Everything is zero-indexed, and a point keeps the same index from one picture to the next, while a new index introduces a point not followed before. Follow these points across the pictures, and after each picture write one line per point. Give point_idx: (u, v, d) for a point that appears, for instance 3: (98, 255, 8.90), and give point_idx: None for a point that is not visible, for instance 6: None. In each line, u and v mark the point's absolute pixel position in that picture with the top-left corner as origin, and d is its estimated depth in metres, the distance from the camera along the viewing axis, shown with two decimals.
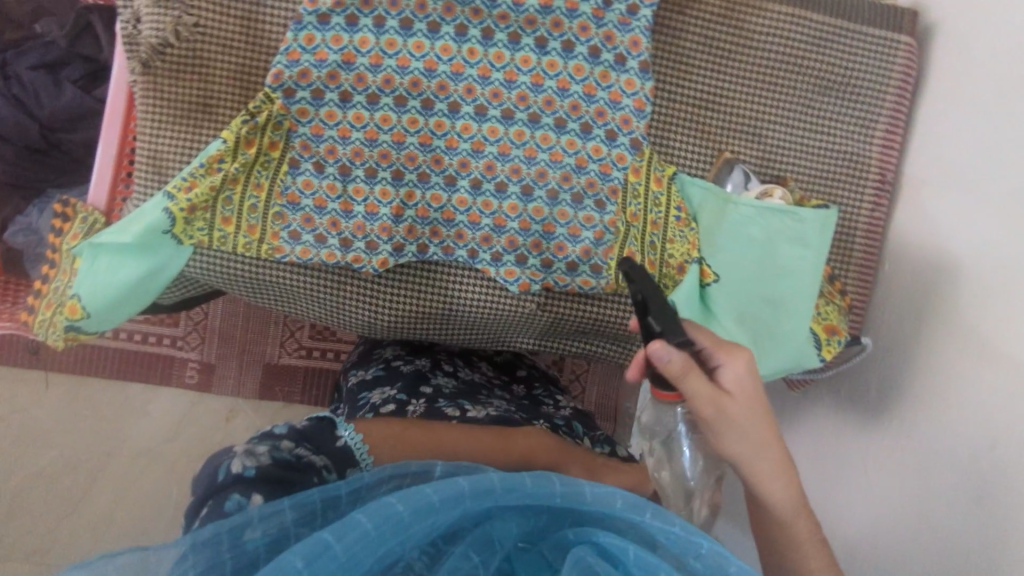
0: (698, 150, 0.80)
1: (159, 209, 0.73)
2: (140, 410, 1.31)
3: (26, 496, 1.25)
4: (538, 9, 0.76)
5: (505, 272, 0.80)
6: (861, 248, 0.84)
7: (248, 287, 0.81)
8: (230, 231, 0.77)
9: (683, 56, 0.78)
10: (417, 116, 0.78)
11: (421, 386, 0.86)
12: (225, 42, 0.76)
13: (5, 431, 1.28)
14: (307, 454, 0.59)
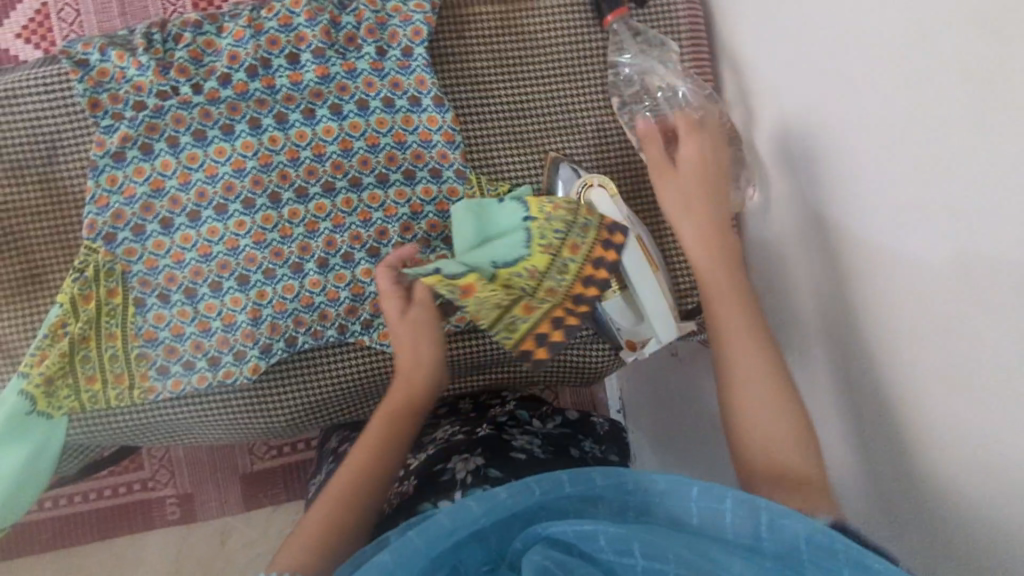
0: (523, 160, 0.80)
1: (15, 393, 0.72)
2: (133, 562, 1.25)
3: None
4: (318, 80, 0.76)
5: (380, 335, 0.79)
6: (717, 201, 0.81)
7: (138, 432, 0.80)
8: (97, 388, 0.76)
9: (476, 77, 0.79)
10: (242, 218, 0.77)
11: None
12: (33, 212, 0.75)
13: None
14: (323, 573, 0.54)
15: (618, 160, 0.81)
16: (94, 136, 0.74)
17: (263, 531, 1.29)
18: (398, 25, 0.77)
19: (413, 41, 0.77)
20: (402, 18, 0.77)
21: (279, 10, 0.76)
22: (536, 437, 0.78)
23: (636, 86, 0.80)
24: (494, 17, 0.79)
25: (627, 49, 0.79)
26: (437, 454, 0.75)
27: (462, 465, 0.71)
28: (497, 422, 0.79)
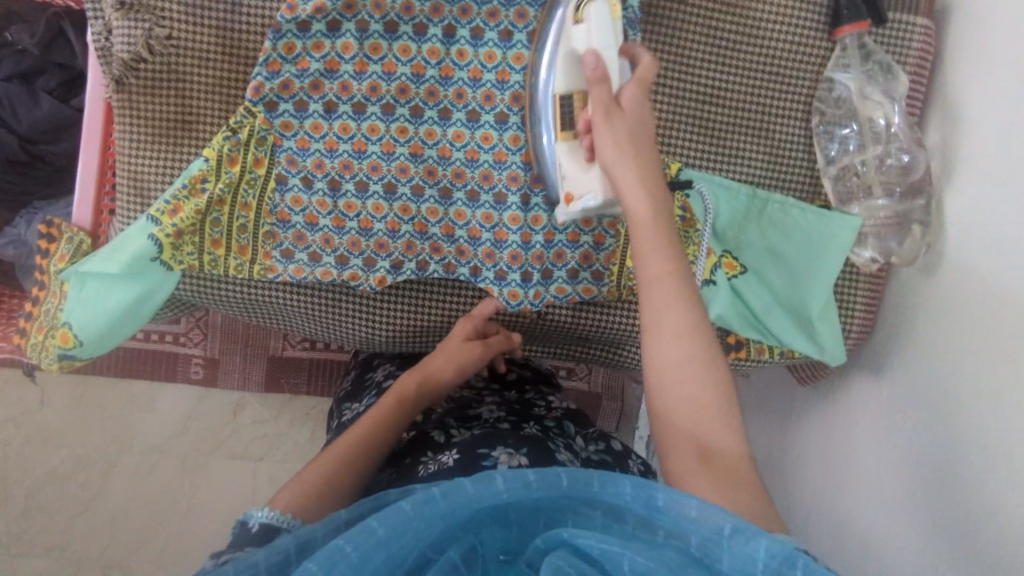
0: (701, 147, 0.77)
1: (145, 235, 0.71)
2: (146, 407, 1.25)
3: (39, 496, 1.22)
4: (530, 3, 0.72)
5: (510, 293, 0.76)
6: (877, 257, 0.77)
7: (244, 310, 0.80)
8: (220, 253, 0.74)
9: (683, 49, 0.75)
10: (406, 125, 0.74)
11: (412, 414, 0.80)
12: (200, 55, 0.71)
13: (15, 433, 1.23)
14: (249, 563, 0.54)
15: (796, 175, 0.77)
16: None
17: (276, 414, 1.28)
18: None
19: None
20: None
21: None
22: (576, 458, 0.75)
23: (845, 109, 0.75)
24: None
25: (850, 67, 0.74)
26: (483, 436, 0.71)
27: (506, 459, 0.68)
28: (544, 428, 0.77)
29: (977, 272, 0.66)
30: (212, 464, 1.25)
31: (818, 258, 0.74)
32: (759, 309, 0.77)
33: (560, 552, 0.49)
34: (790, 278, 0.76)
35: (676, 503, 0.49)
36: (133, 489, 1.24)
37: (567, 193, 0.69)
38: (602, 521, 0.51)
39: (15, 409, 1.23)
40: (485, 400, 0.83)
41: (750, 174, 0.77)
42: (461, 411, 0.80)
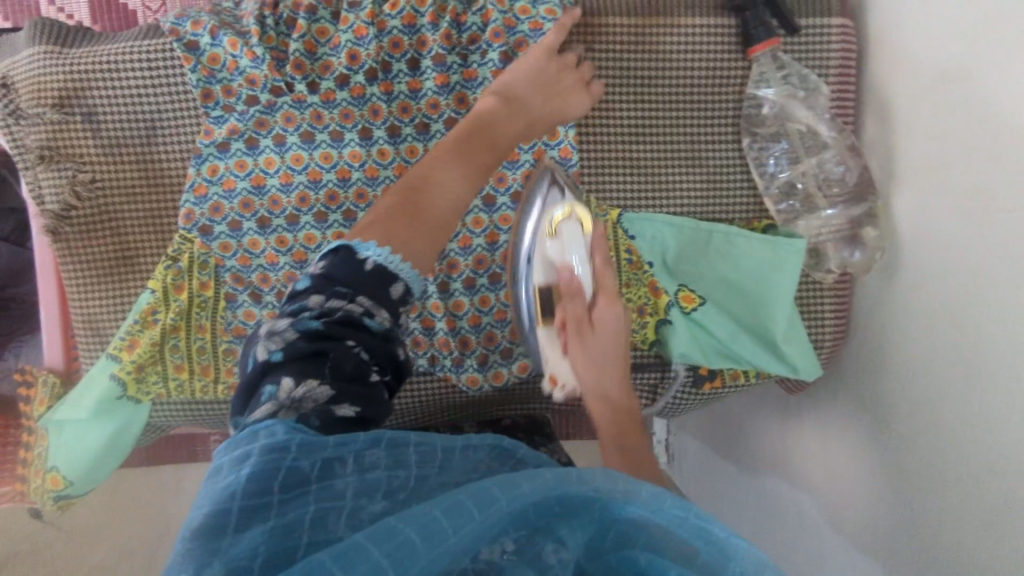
0: (637, 186, 0.76)
1: (108, 375, 0.73)
2: None
3: None
4: (437, 90, 0.73)
5: (469, 378, 0.77)
6: (839, 266, 0.74)
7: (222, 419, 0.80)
8: (184, 377, 0.75)
9: (598, 94, 0.73)
10: (341, 230, 0.74)
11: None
12: (128, 191, 0.73)
13: None
14: (339, 304, 0.44)
15: (738, 201, 0.75)
16: (201, 124, 0.72)
17: None
18: (527, 33, 0.72)
19: None
20: (533, 24, 0.72)
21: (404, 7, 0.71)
22: None
23: (773, 127, 0.73)
24: (628, 31, 0.71)
25: (770, 82, 0.72)
26: None
27: None
28: None
29: (933, 278, 0.64)
30: None
31: (768, 278, 0.73)
32: (719, 338, 0.77)
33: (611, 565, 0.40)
34: (749, 304, 0.75)
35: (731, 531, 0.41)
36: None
37: (552, 376, 0.69)
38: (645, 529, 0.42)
39: None
40: None
41: (691, 206, 0.76)
42: None
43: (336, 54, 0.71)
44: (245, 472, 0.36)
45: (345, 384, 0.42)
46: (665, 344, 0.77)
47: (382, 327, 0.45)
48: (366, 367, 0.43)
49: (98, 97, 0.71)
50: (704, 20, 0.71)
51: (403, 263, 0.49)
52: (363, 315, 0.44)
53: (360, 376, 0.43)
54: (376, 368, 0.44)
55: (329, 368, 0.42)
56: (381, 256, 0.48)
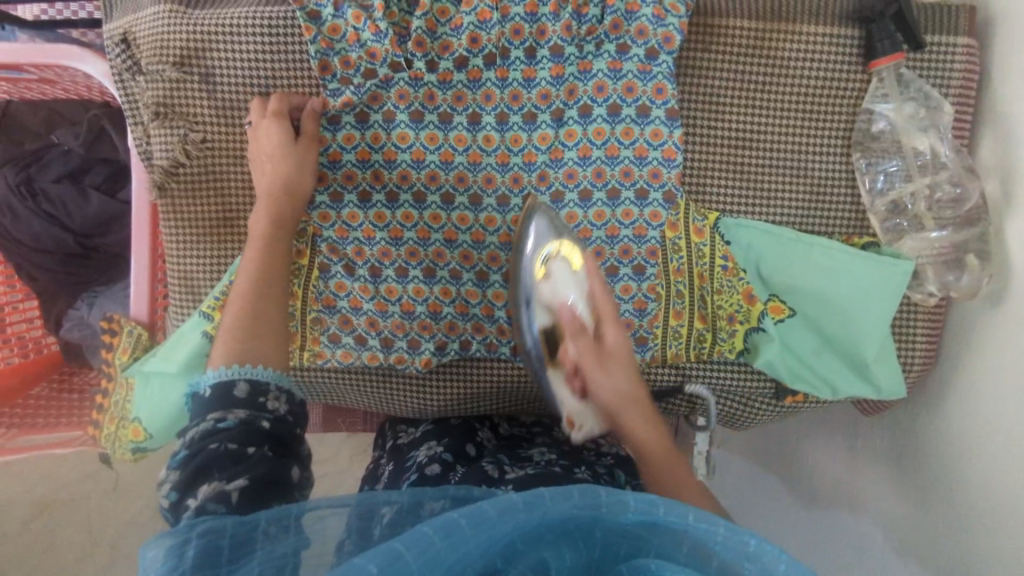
0: (738, 191, 0.75)
1: (200, 332, 0.74)
2: None
3: (120, 545, 1.29)
4: (551, 80, 0.73)
5: None
6: (938, 288, 0.73)
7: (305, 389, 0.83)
8: None
9: (711, 96, 0.73)
10: (439, 211, 0.76)
11: (466, 448, 0.78)
12: (235, 153, 0.73)
13: (95, 487, 1.31)
14: (210, 425, 0.53)
15: (839, 215, 0.75)
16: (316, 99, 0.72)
17: (338, 450, 1.32)
18: (648, 20, 0.71)
19: (662, 46, 0.71)
20: (655, 14, 0.71)
21: None
22: None
23: (887, 143, 0.72)
24: (750, 34, 0.71)
25: (888, 97, 0.71)
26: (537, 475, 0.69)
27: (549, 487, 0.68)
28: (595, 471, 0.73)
29: None
30: None
31: (874, 299, 0.72)
32: (805, 354, 0.77)
33: None
34: (839, 320, 0.74)
35: (765, 551, 0.45)
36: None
37: (570, 418, 0.70)
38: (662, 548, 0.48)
39: (93, 464, 1.32)
40: (535, 442, 0.81)
41: (792, 217, 0.75)
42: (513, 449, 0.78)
43: (457, 35, 0.71)
44: (187, 555, 0.45)
45: (230, 471, 0.51)
46: (752, 352, 0.78)
47: (251, 405, 0.55)
48: (258, 430, 0.54)
49: (217, 59, 0.72)
50: (827, 30, 0.70)
51: (242, 369, 0.56)
52: (216, 423, 0.53)
53: (237, 456, 0.52)
54: (267, 421, 0.55)
55: (214, 472, 0.51)
56: (214, 377, 0.56)
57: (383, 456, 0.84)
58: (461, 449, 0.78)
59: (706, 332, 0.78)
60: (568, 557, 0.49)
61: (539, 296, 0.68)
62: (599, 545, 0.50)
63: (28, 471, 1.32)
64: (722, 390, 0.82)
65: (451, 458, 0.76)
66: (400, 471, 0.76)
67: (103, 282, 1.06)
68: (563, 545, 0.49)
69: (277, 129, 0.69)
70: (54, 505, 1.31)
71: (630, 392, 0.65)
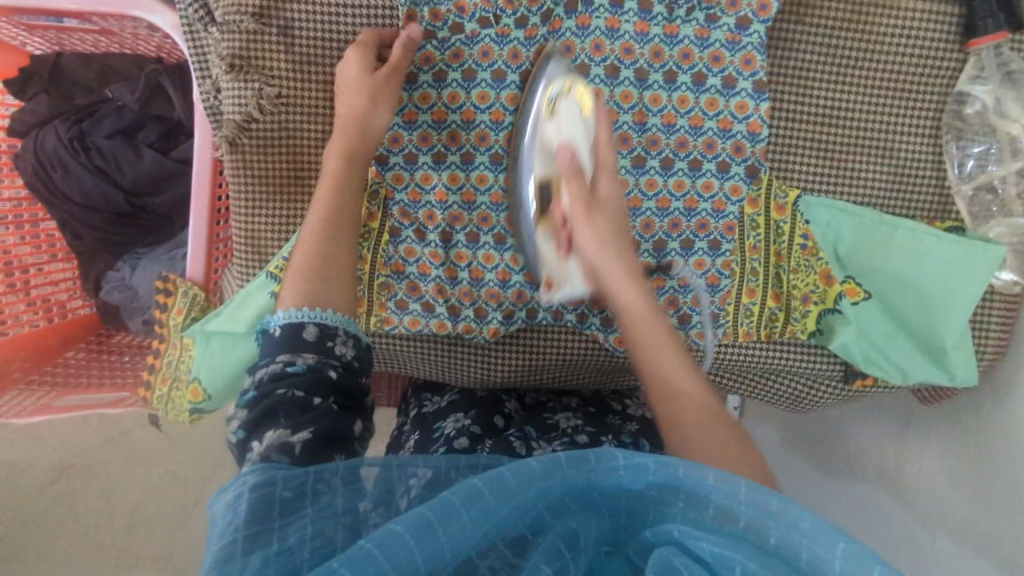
0: (821, 170, 0.74)
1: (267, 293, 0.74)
2: None
3: (142, 509, 1.29)
4: (635, 36, 0.71)
5: (616, 339, 0.79)
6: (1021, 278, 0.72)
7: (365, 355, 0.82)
8: None
9: (800, 70, 0.71)
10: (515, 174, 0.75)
11: (494, 421, 0.79)
12: (310, 109, 0.72)
13: (116, 452, 1.31)
14: (277, 367, 0.51)
15: (922, 197, 0.73)
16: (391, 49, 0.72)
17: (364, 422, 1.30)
18: None
19: (756, 15, 0.69)
20: None
21: None
22: None
23: (980, 124, 0.70)
24: (846, 8, 0.70)
25: (989, 79, 0.69)
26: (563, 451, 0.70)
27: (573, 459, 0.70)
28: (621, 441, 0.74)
29: None
30: None
31: (954, 278, 0.72)
32: (878, 337, 0.76)
33: (664, 547, 0.46)
34: (921, 303, 0.74)
35: (785, 509, 0.44)
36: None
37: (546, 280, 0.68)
38: (683, 513, 0.47)
39: (116, 428, 1.32)
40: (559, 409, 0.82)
41: (875, 198, 0.74)
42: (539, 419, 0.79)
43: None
44: (241, 511, 0.44)
45: (296, 420, 0.49)
46: (827, 334, 0.77)
47: (320, 351, 0.53)
48: (324, 380, 0.52)
49: (297, 12, 0.70)
50: (924, 7, 0.69)
51: (313, 312, 0.55)
52: (286, 365, 0.52)
53: (303, 405, 0.50)
54: (335, 372, 0.53)
55: (278, 418, 0.49)
56: (282, 319, 0.54)
57: (407, 423, 0.83)
58: (489, 422, 0.78)
59: (778, 311, 0.77)
60: (596, 529, 0.50)
61: (544, 137, 0.66)
62: (626, 515, 0.51)
63: (48, 433, 1.31)
64: (789, 372, 0.81)
65: (480, 431, 0.76)
66: (428, 441, 0.76)
67: (147, 243, 1.04)
68: (591, 514, 0.50)
69: (351, 83, 0.68)
70: (73, 467, 1.30)
71: (609, 238, 0.61)
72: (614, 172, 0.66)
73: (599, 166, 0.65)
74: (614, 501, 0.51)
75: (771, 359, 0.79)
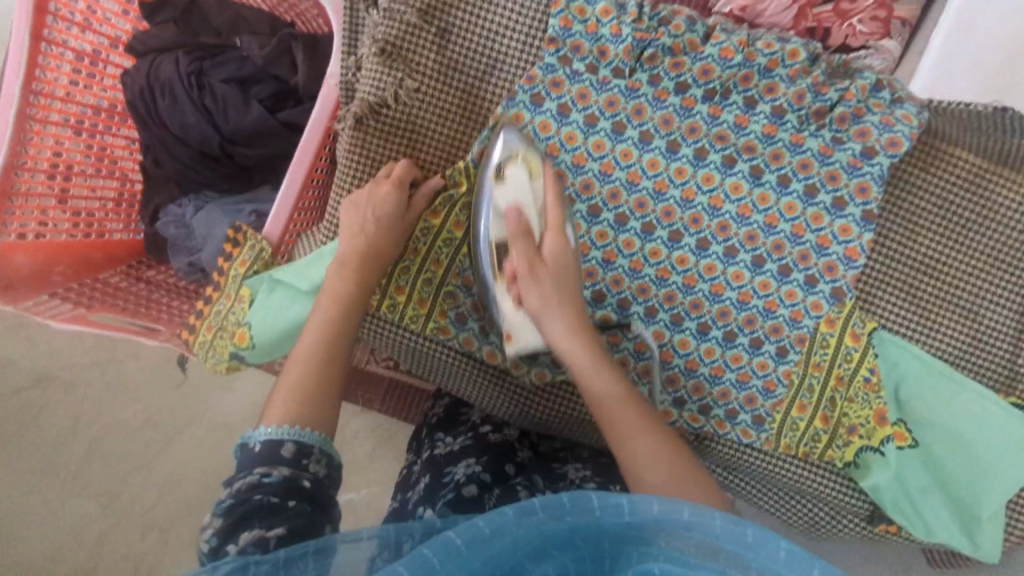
0: (904, 312, 0.75)
1: None
2: (225, 386, 1.32)
3: (102, 442, 1.28)
4: (760, 136, 0.74)
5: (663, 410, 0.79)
6: None
7: (410, 357, 0.81)
8: (400, 300, 0.78)
9: (911, 214, 0.73)
10: (607, 230, 0.76)
11: (504, 468, 0.79)
12: (442, 112, 0.76)
13: (96, 378, 1.30)
14: (253, 479, 0.53)
15: (992, 369, 0.75)
16: (528, 69, 0.75)
17: None
18: (874, 125, 0.72)
19: (884, 149, 0.71)
20: (883, 120, 0.72)
21: (777, 50, 0.73)
22: None
23: None
24: (971, 169, 0.72)
25: None
26: None
27: None
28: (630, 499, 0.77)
29: None
30: None
31: (1011, 457, 0.73)
32: (914, 488, 0.76)
33: None
34: (967, 468, 0.74)
35: (794, 559, 0.45)
36: (191, 463, 1.27)
37: (508, 332, 0.70)
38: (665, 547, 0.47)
39: (105, 354, 1.31)
40: (567, 461, 0.84)
41: (948, 355, 0.75)
42: (548, 469, 0.82)
43: (692, 59, 0.73)
44: None
45: (268, 522, 0.51)
46: (862, 470, 0.77)
47: (293, 464, 0.54)
48: (298, 489, 0.53)
49: (458, 19, 0.74)
50: None
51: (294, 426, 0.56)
52: (261, 477, 0.53)
53: (277, 509, 0.51)
54: (309, 481, 0.54)
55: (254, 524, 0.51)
56: (264, 434, 0.55)
57: (417, 463, 0.84)
58: (499, 469, 0.79)
59: (824, 433, 0.77)
60: (575, 574, 0.49)
61: (494, 201, 0.69)
62: (604, 556, 0.49)
63: (38, 339, 1.29)
64: (814, 495, 0.80)
65: (489, 479, 0.77)
66: (438, 487, 0.76)
67: (219, 189, 1.04)
68: (568, 559, 0.49)
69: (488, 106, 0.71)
70: (49, 381, 1.29)
71: (557, 297, 0.65)
72: (561, 231, 0.68)
73: (547, 225, 0.68)
74: (593, 549, 0.49)
75: (794, 475, 0.79)
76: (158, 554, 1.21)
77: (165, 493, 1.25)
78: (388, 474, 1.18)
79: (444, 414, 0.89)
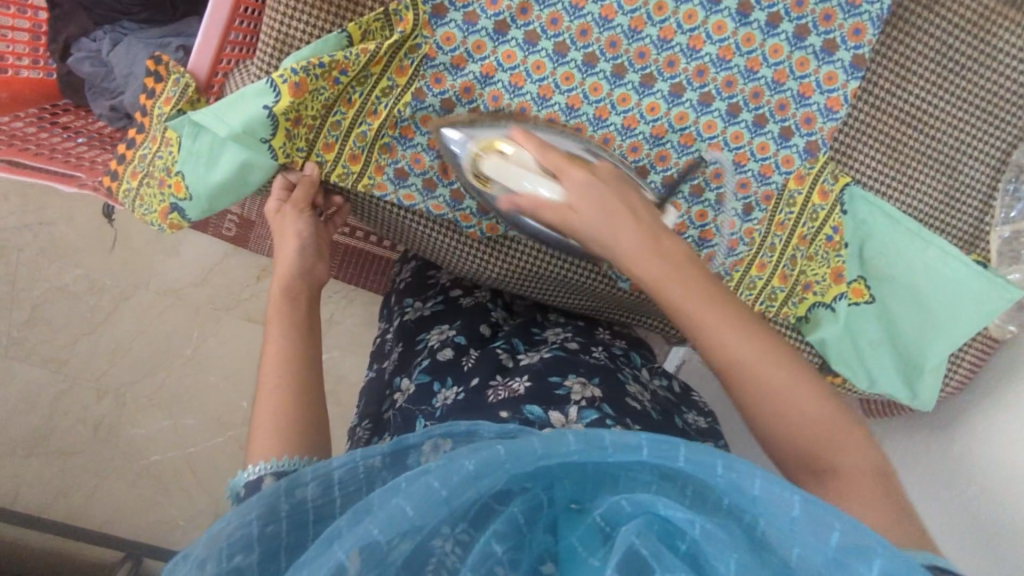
0: (881, 166, 0.72)
1: (260, 108, 0.65)
2: (171, 250, 1.23)
3: (45, 307, 1.24)
4: None
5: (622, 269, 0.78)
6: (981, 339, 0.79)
7: (370, 221, 0.81)
8: (329, 158, 0.71)
9: (902, 60, 0.69)
10: (574, 72, 0.69)
11: (480, 328, 0.78)
12: None
13: (31, 240, 1.21)
14: None
15: (956, 225, 0.74)
16: None
17: None
18: None
19: None
20: None
21: None
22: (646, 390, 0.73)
23: None
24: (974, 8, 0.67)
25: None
26: (554, 364, 0.69)
27: (579, 390, 0.65)
28: (612, 355, 0.77)
29: None
30: (224, 319, 1.26)
31: (962, 311, 0.73)
32: (864, 341, 0.77)
33: (636, 520, 0.40)
34: (919, 322, 0.75)
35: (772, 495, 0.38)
36: (145, 324, 1.26)
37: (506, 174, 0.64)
38: (657, 480, 0.42)
39: (34, 217, 1.21)
40: (550, 325, 0.83)
41: (919, 212, 0.73)
42: (529, 333, 0.79)
43: None
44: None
45: None
46: (812, 324, 0.78)
47: None
48: None
49: None
50: None
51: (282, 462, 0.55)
52: None
53: None
54: None
55: None
56: None
57: (389, 331, 0.84)
58: (475, 332, 0.77)
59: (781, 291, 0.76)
60: (560, 486, 0.45)
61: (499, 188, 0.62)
62: (594, 483, 0.44)
63: None
64: None
65: (464, 342, 0.75)
66: (410, 355, 0.77)
67: (137, 19, 0.96)
68: (545, 488, 0.44)
69: None
70: None
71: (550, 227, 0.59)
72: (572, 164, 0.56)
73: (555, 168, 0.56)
74: (577, 475, 0.44)
75: None
76: (117, 413, 1.27)
77: (118, 357, 1.26)
78: (343, 338, 1.23)
79: (413, 278, 0.88)
